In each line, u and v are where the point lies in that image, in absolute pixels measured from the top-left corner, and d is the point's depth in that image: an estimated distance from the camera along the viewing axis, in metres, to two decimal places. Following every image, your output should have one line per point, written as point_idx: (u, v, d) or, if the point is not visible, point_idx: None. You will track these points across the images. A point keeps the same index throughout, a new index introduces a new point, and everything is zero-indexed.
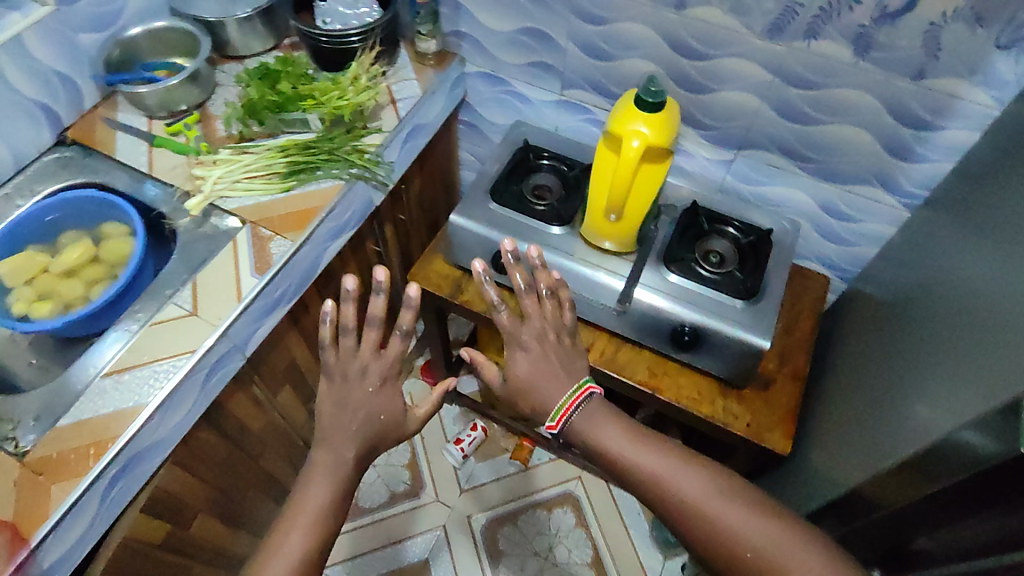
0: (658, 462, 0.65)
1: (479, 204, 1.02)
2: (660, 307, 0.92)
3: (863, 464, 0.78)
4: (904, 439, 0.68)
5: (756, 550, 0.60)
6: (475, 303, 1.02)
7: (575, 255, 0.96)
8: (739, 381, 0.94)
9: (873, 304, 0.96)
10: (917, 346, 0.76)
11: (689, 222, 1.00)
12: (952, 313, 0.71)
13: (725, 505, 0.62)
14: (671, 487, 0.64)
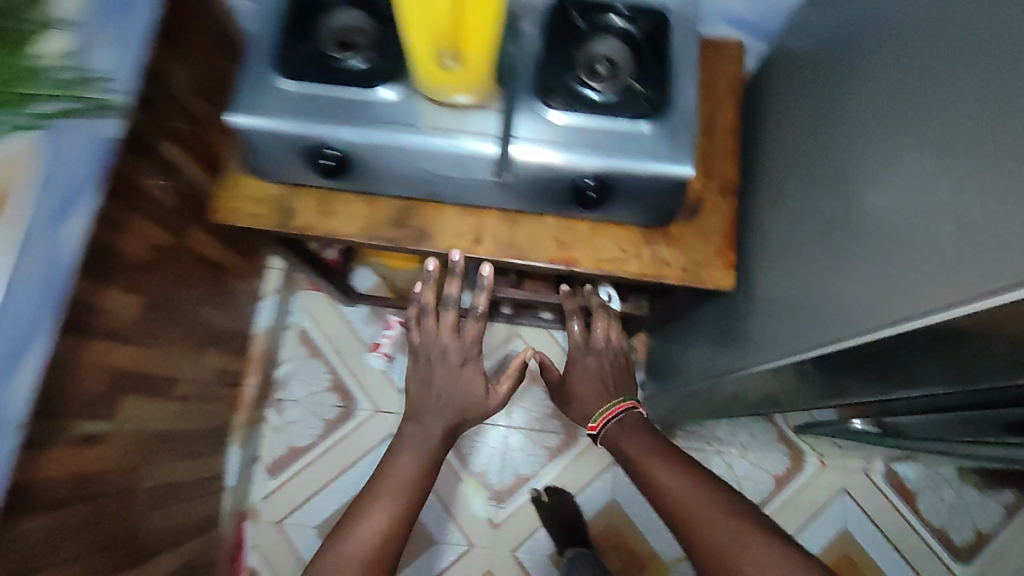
0: (673, 481, 0.70)
1: (264, 86, 0.69)
2: (551, 162, 0.68)
3: (817, 294, 0.61)
4: (866, 281, 0.53)
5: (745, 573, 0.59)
6: (317, 225, 0.76)
7: (422, 124, 0.69)
8: (664, 219, 0.74)
9: (804, 62, 0.72)
10: (884, 135, 0.54)
11: (558, 21, 0.71)
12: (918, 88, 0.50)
13: (714, 509, 0.64)
14: (672, 497, 0.68)
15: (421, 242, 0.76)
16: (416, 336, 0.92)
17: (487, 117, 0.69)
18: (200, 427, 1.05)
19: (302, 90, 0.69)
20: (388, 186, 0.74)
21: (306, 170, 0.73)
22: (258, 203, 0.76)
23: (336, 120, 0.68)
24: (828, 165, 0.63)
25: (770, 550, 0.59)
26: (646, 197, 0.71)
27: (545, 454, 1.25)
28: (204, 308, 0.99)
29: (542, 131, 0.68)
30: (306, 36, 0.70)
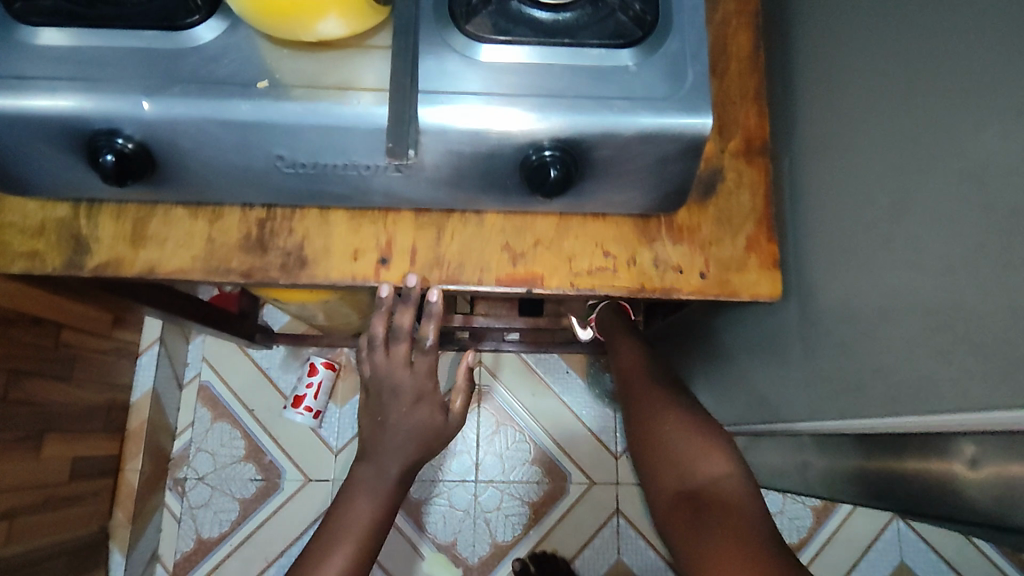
0: (634, 362, 0.60)
1: (8, 42, 0.42)
2: (485, 126, 0.42)
3: (956, 306, 0.35)
4: None
5: (660, 416, 0.52)
6: (126, 259, 0.48)
7: (264, 81, 0.42)
8: (666, 203, 0.48)
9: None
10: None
11: None
12: None
13: (655, 377, 0.57)
14: (626, 364, 0.60)
15: (294, 272, 0.49)
16: (366, 367, 0.57)
17: (376, 59, 0.42)
18: (54, 542, 0.76)
19: (74, 43, 0.42)
20: (234, 190, 0.47)
21: (94, 175, 0.45)
22: (31, 235, 0.48)
23: (122, 88, 0.41)
24: (932, 75, 0.37)
25: (691, 408, 0.52)
26: (643, 169, 0.45)
27: (527, 511, 0.99)
28: (36, 383, 0.71)
29: (467, 75, 0.42)
30: None
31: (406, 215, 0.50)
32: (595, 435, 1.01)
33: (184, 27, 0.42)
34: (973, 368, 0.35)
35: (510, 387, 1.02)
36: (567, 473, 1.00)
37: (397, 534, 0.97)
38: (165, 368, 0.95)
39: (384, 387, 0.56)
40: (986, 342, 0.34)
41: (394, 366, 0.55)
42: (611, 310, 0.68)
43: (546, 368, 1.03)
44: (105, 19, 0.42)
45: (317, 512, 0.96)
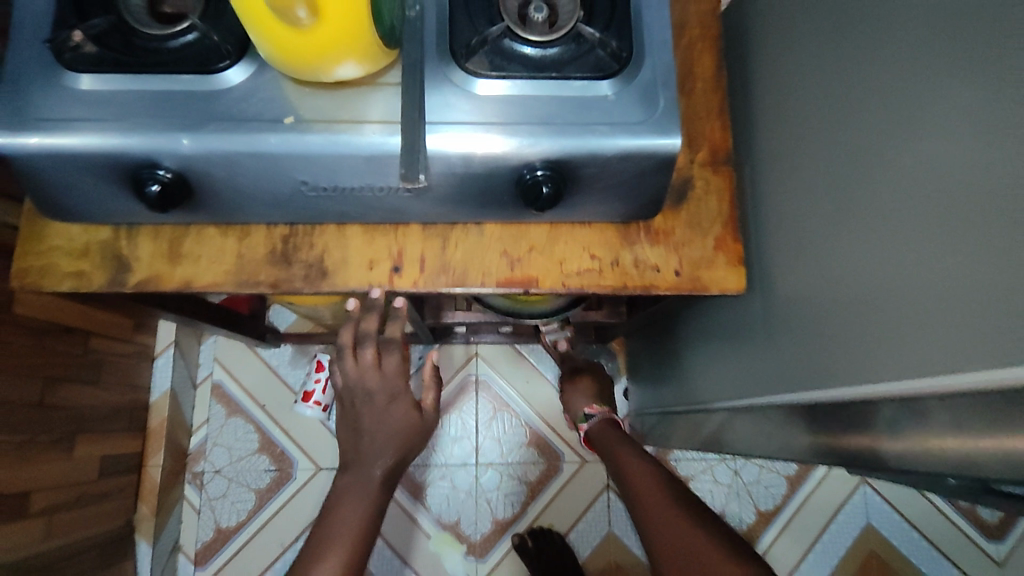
0: (646, 484, 0.63)
1: (57, 88, 0.47)
2: (484, 151, 0.48)
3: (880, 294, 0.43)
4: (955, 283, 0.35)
5: (681, 536, 0.53)
6: (164, 276, 0.54)
7: (289, 117, 0.47)
8: (644, 211, 0.55)
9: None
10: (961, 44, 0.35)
11: None
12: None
13: (673, 499, 0.59)
14: (640, 484, 0.63)
15: (316, 281, 0.54)
16: (338, 378, 0.66)
17: (387, 95, 0.48)
18: (87, 535, 0.82)
19: (118, 88, 0.48)
20: (260, 211, 0.53)
21: (135, 202, 0.51)
22: (77, 257, 0.54)
23: (162, 127, 0.47)
24: (861, 102, 0.44)
25: (714, 528, 0.53)
26: (620, 184, 0.51)
27: (525, 491, 1.06)
28: (63, 389, 0.76)
29: (466, 107, 0.48)
30: (103, 10, 0.48)
31: (414, 228, 0.56)
32: None
33: (215, 71, 0.48)
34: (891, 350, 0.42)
35: (505, 376, 1.09)
36: (561, 453, 1.07)
37: (404, 514, 1.04)
38: (179, 370, 1.01)
39: (358, 392, 0.64)
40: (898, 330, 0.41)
41: (364, 371, 0.63)
42: (602, 422, 0.83)
43: (539, 357, 1.09)
44: (142, 65, 0.48)
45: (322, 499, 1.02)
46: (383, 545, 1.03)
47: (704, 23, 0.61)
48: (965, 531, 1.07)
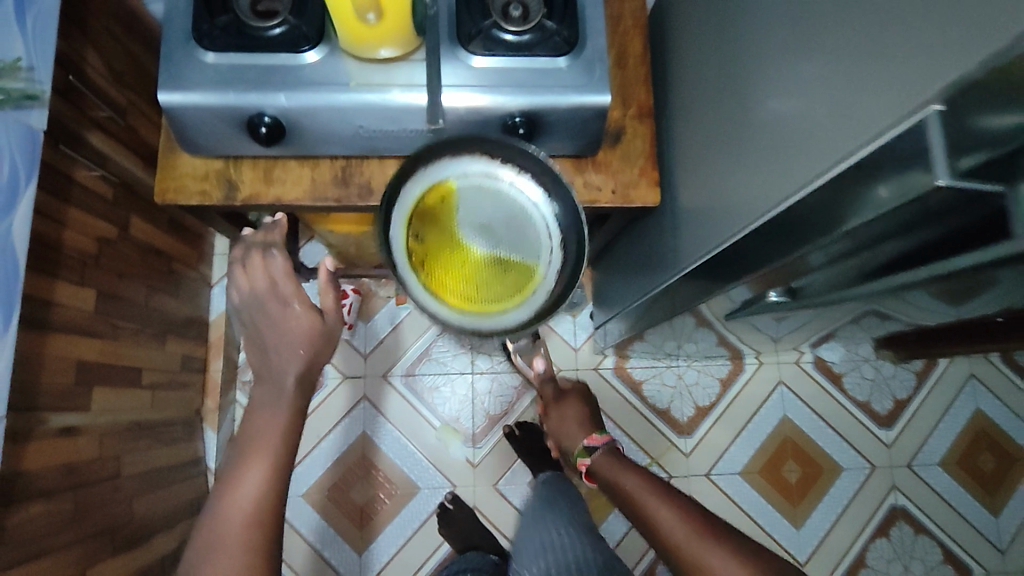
0: (680, 533, 0.78)
1: (193, 62, 0.70)
2: (482, 105, 0.73)
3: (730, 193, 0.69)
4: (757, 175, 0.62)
5: (682, 548, 0.77)
6: (261, 194, 0.78)
7: (352, 83, 0.71)
8: (591, 149, 0.80)
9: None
10: (764, 35, 0.60)
11: None
12: (780, 7, 0.57)
13: (704, 548, 0.76)
14: (666, 530, 0.80)
15: (366, 198, 0.79)
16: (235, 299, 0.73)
17: (417, 68, 0.72)
18: (175, 414, 1.06)
19: (234, 62, 0.71)
20: (328, 149, 0.77)
21: (244, 141, 0.75)
22: (199, 182, 0.78)
23: (269, 88, 0.70)
24: (726, 72, 0.70)
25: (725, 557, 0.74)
26: (575, 128, 0.76)
27: (511, 393, 1.31)
28: (158, 298, 1.00)
29: (469, 76, 0.73)
30: (223, 9, 0.71)
31: None
32: (559, 335, 1.34)
33: (301, 51, 0.71)
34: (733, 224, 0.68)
35: None
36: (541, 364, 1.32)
37: (413, 413, 1.29)
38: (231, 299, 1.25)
39: (252, 303, 0.72)
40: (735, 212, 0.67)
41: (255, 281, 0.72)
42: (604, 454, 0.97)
43: None
44: (252, 47, 0.70)
45: (326, 413, 1.28)
46: (401, 439, 1.28)
47: (636, 17, 0.86)
48: (858, 418, 1.34)
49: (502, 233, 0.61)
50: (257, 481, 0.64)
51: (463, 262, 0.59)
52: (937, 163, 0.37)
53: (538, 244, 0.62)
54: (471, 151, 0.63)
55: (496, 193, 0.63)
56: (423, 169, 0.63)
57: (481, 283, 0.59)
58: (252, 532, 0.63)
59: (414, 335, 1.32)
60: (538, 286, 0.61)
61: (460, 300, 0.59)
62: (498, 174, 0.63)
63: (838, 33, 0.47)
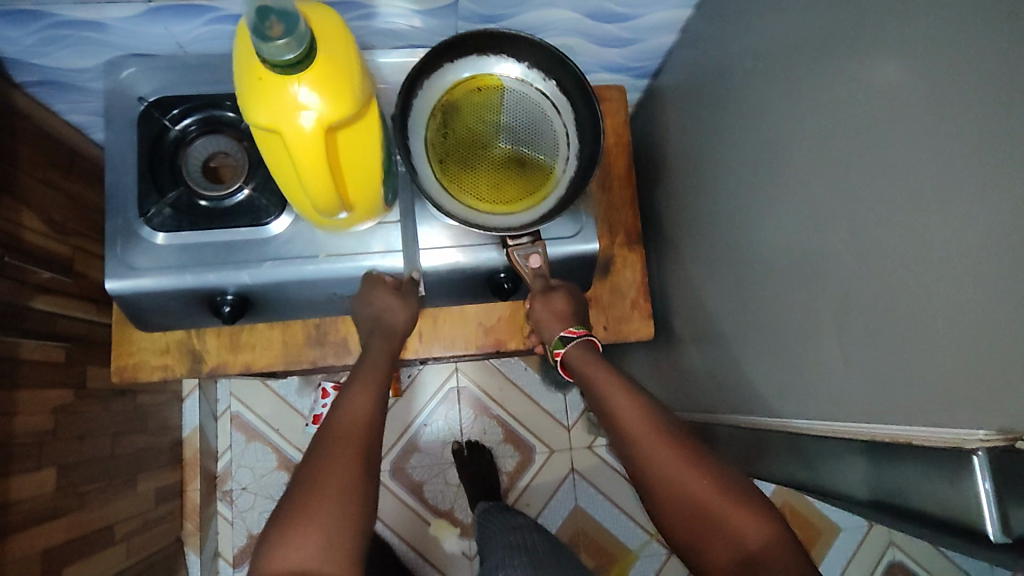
0: (642, 430, 0.58)
1: (143, 244, 0.64)
2: (466, 264, 0.68)
3: (734, 354, 0.66)
4: (766, 356, 0.59)
5: (659, 468, 0.56)
6: (229, 362, 0.72)
7: (322, 253, 0.66)
8: (581, 286, 0.77)
9: (690, 98, 0.74)
10: (772, 218, 0.57)
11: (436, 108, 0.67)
12: (790, 197, 0.54)
13: (689, 472, 0.55)
14: (627, 428, 0.60)
15: (344, 357, 0.74)
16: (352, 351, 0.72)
17: (391, 230, 0.67)
18: (153, 553, 1.00)
19: (190, 240, 0.64)
20: (300, 312, 0.72)
21: (208, 315, 0.69)
22: (159, 355, 0.71)
23: (230, 266, 0.64)
24: (727, 227, 0.66)
25: (723, 482, 0.54)
26: (564, 273, 0.73)
27: (505, 478, 1.28)
28: (126, 440, 0.95)
29: (447, 235, 0.68)
30: (172, 182, 0.65)
31: None
32: (550, 412, 1.30)
33: (264, 224, 0.65)
34: (738, 388, 0.66)
35: (482, 385, 1.30)
36: (533, 445, 1.29)
37: (405, 507, 1.25)
38: (204, 408, 1.18)
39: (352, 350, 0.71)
40: (741, 380, 0.65)
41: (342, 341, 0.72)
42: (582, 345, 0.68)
43: (509, 366, 1.31)
44: (207, 223, 0.64)
45: None
46: (394, 536, 1.24)
47: (619, 133, 0.82)
48: None
49: (518, 128, 0.67)
50: (365, 401, 0.61)
51: (482, 156, 0.66)
52: (989, 521, 0.37)
53: (553, 142, 0.68)
54: (496, 52, 0.67)
55: (517, 94, 0.67)
56: (448, 66, 0.66)
57: (491, 175, 0.67)
58: (353, 450, 0.57)
59: (399, 426, 1.27)
60: (554, 182, 0.67)
61: (478, 190, 0.66)
62: (517, 75, 0.68)
63: (863, 268, 0.45)
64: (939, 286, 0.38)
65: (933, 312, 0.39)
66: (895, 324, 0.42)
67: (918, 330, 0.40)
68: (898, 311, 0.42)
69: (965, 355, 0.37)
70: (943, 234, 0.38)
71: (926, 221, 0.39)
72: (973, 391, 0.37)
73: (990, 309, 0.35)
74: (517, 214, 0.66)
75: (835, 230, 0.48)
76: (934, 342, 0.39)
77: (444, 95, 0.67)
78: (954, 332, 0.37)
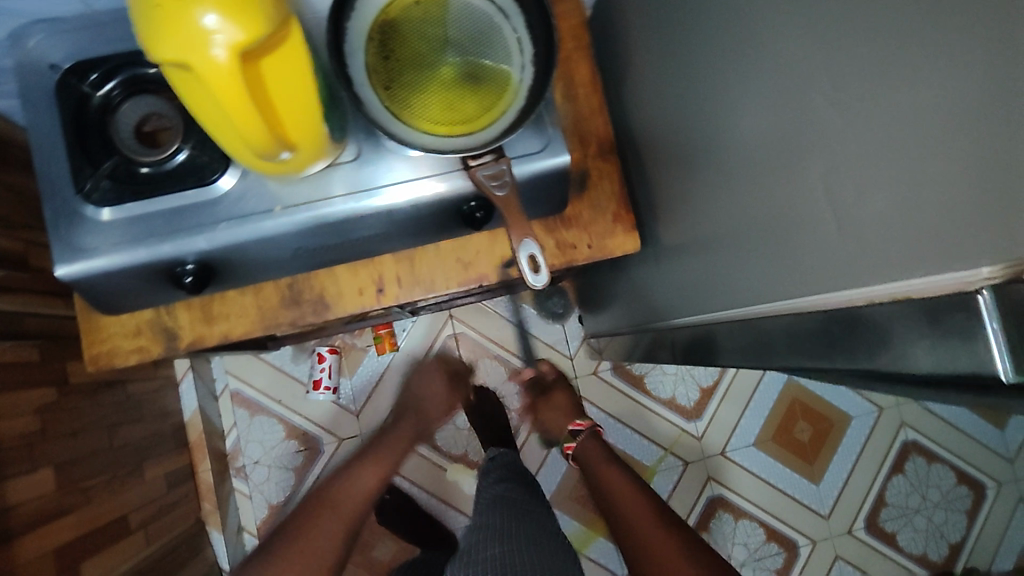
0: (622, 484, 0.82)
1: (87, 223, 0.60)
2: (435, 194, 0.64)
3: (722, 249, 0.63)
4: (755, 244, 0.56)
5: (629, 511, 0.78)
6: (206, 335, 0.69)
7: (278, 206, 0.62)
8: (558, 206, 0.74)
9: None
10: (746, 92, 0.52)
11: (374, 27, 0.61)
12: (761, 65, 0.49)
13: (650, 515, 0.75)
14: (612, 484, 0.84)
15: (322, 313, 0.71)
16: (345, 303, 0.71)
17: (348, 171, 0.63)
18: (174, 537, 1.00)
19: (135, 211, 0.60)
20: (270, 273, 0.68)
21: (173, 288, 0.65)
22: (132, 338, 0.68)
23: (184, 234, 0.60)
24: (701, 116, 0.62)
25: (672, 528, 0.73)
26: (538, 192, 0.69)
27: (514, 416, 1.28)
28: (123, 430, 0.93)
29: (410, 169, 0.63)
30: (106, 152, 0.60)
31: (387, 257, 0.72)
32: (550, 346, 1.29)
33: (211, 182, 0.61)
34: (730, 284, 0.63)
35: (478, 327, 1.28)
36: None
37: (420, 458, 1.25)
38: (201, 390, 1.17)
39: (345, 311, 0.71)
40: (734, 274, 0.62)
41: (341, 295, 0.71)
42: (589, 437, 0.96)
43: (502, 305, 1.28)
44: (150, 191, 0.60)
45: None
46: (413, 486, 1.25)
47: (576, 37, 0.77)
48: None
49: (466, 40, 0.62)
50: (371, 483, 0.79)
51: (431, 76, 0.62)
52: (1001, 359, 0.34)
53: (505, 48, 0.63)
54: None
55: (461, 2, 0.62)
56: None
57: (443, 98, 0.62)
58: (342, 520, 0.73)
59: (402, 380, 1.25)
60: (512, 93, 0.63)
61: (432, 115, 0.62)
62: None
63: (845, 124, 0.41)
64: (929, 124, 0.34)
65: (923, 155, 0.35)
66: (883, 177, 0.38)
67: (908, 178, 0.37)
68: (887, 162, 0.38)
69: (959, 194, 0.33)
70: (927, 63, 0.34)
71: (911, 52, 0.34)
72: (972, 232, 0.33)
73: (980, 138, 0.31)
74: (474, 135, 0.62)
75: (814, 89, 0.43)
76: (927, 186, 0.35)
77: (379, 14, 0.61)
78: (947, 170, 0.34)
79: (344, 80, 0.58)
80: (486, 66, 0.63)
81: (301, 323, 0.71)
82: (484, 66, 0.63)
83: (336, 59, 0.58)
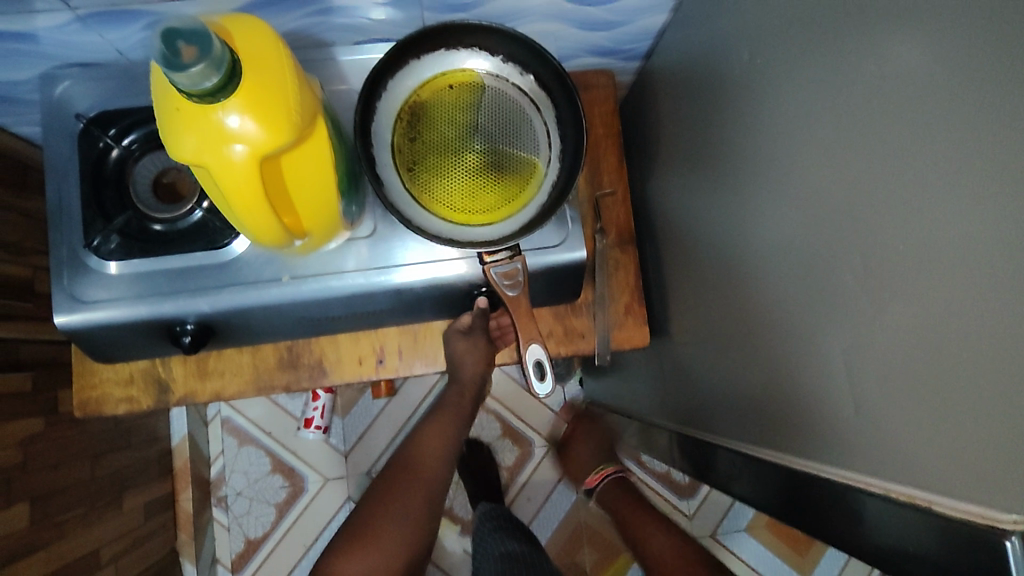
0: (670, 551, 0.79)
1: (91, 275, 0.59)
2: (445, 278, 0.63)
3: (733, 370, 0.61)
4: (767, 376, 0.54)
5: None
6: (199, 391, 0.68)
7: (286, 276, 0.61)
8: (572, 295, 0.72)
9: (682, 85, 0.67)
10: (773, 230, 0.51)
11: (404, 107, 0.61)
12: (792, 211, 0.48)
13: None
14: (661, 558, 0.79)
15: (319, 379, 0.70)
16: (343, 373, 0.70)
17: (362, 248, 0.62)
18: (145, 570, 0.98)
19: (141, 269, 0.59)
20: (271, 337, 0.67)
21: (170, 344, 0.64)
22: (123, 387, 0.67)
23: (187, 293, 0.59)
24: (724, 232, 0.61)
25: None
26: (551, 282, 0.68)
27: (505, 473, 1.25)
28: (107, 458, 0.91)
29: (421, 250, 0.62)
30: (120, 206, 0.60)
31: (390, 329, 0.71)
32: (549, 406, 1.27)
33: (222, 246, 0.60)
34: (737, 405, 0.61)
35: None
36: (532, 440, 1.26)
37: None
38: (193, 415, 1.15)
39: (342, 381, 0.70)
40: (742, 397, 0.60)
41: (341, 364, 0.70)
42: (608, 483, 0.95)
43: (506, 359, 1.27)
44: (159, 249, 0.59)
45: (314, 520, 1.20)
46: None
47: (606, 124, 0.76)
48: None
49: (496, 128, 0.61)
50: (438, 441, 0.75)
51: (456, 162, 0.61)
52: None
53: (533, 140, 0.62)
54: (465, 44, 0.61)
55: (494, 91, 0.61)
56: (414, 62, 0.61)
57: (466, 184, 0.61)
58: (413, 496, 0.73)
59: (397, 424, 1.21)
60: (536, 187, 0.61)
61: (453, 201, 0.60)
62: (490, 70, 0.62)
63: (877, 300, 0.39)
64: (971, 333, 0.33)
65: (962, 358, 0.33)
66: (915, 371, 0.37)
67: (940, 383, 0.35)
68: (917, 355, 0.36)
69: (993, 419, 0.32)
70: (971, 276, 0.32)
71: (956, 253, 0.33)
72: (1008, 463, 0.31)
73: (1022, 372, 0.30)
74: (493, 227, 0.60)
75: (846, 248, 0.42)
76: (962, 405, 0.34)
77: (412, 96, 0.61)
78: (981, 393, 0.32)
79: (367, 159, 0.58)
80: (513, 157, 0.61)
81: (296, 387, 0.70)
82: (511, 156, 0.61)
83: (362, 138, 0.58)
